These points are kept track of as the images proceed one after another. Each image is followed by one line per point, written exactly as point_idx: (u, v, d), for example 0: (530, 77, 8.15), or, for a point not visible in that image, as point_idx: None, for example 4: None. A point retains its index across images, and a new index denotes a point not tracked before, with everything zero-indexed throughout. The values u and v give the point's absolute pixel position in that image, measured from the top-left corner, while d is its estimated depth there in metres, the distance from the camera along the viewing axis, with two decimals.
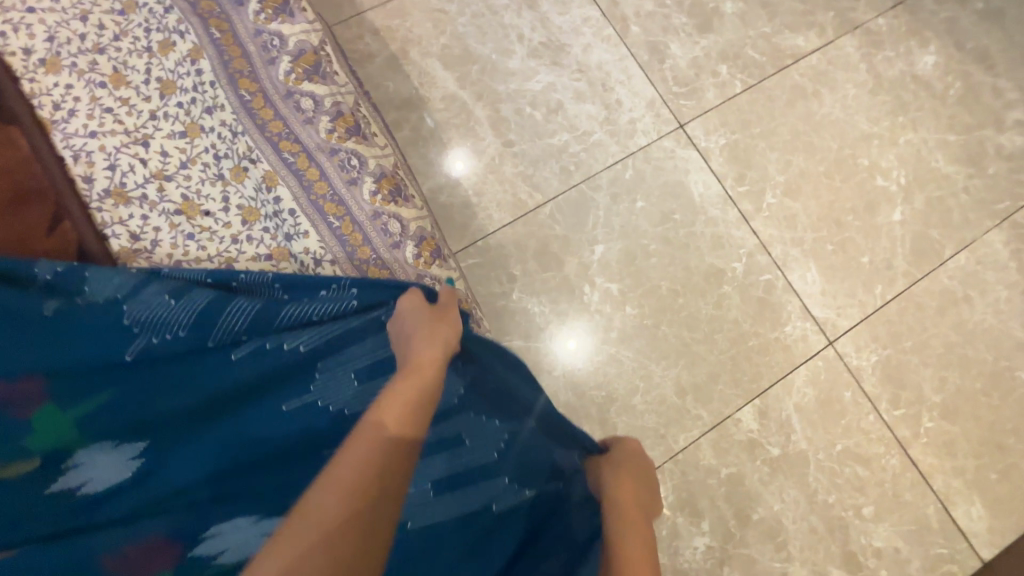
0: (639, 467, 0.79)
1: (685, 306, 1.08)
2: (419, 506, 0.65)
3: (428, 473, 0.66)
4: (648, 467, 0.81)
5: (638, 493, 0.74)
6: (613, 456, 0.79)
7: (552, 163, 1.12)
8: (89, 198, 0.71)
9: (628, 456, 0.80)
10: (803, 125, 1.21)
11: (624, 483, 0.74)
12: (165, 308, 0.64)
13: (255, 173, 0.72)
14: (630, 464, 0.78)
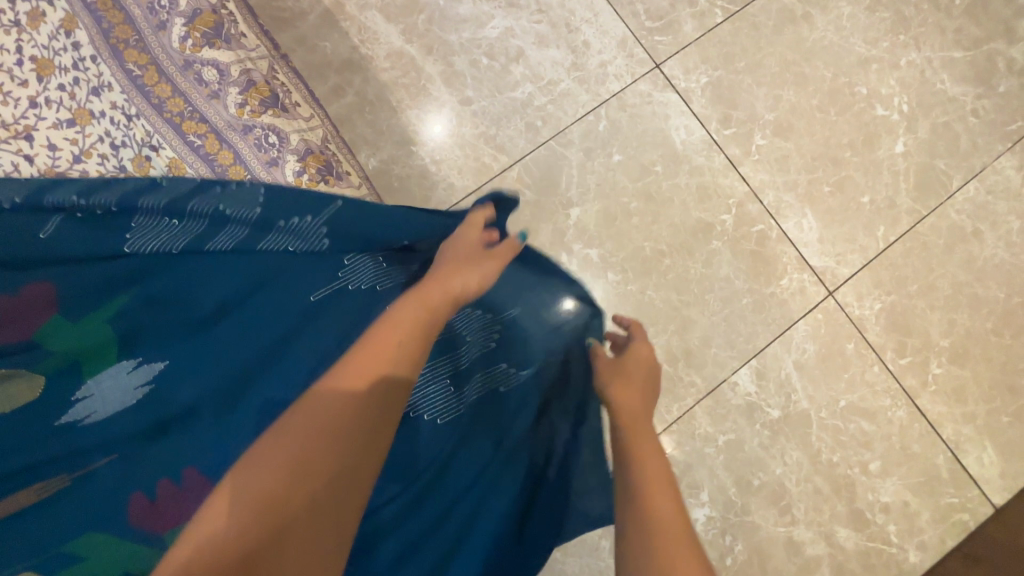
0: (651, 373, 0.76)
1: (672, 268, 1.00)
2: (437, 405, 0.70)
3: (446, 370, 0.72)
4: (658, 375, 0.77)
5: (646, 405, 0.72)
6: (621, 359, 0.77)
7: (516, 120, 1.01)
8: None
9: (640, 364, 0.76)
10: (793, 54, 1.08)
11: (634, 396, 0.71)
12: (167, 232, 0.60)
13: (159, 163, 0.63)
14: (638, 370, 0.75)
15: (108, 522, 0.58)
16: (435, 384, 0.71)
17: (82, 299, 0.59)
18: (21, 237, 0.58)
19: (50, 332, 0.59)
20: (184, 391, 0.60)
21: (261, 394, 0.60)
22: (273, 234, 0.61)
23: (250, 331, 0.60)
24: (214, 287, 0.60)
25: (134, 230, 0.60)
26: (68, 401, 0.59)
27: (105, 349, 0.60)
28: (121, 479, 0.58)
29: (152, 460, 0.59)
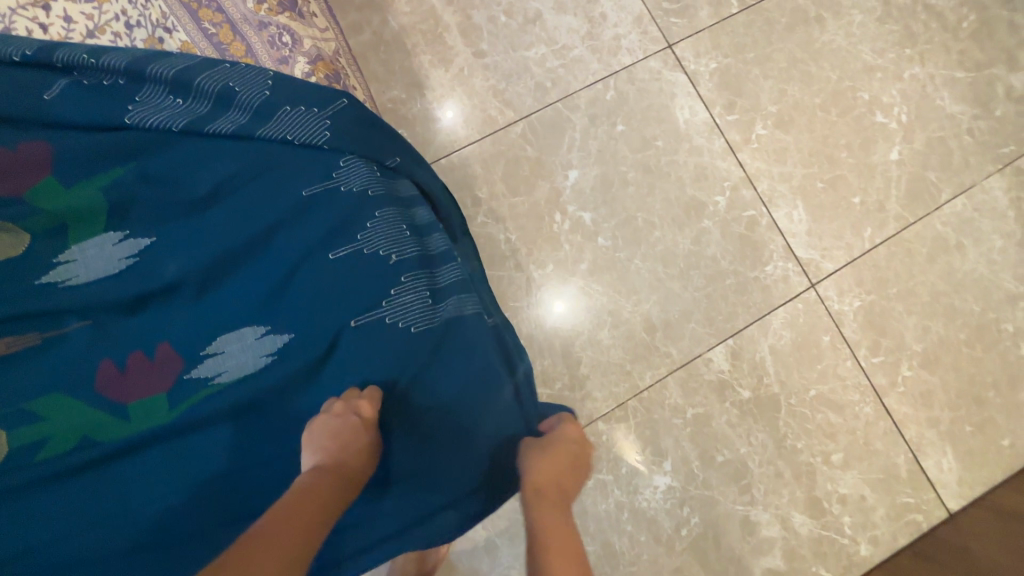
0: (577, 452, 0.67)
1: (660, 240, 1.02)
2: (411, 312, 0.63)
3: (427, 281, 0.66)
4: (583, 455, 0.68)
5: (567, 481, 0.64)
6: (548, 442, 0.66)
7: (526, 78, 1.03)
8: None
9: (568, 443, 0.67)
10: (802, 53, 1.11)
11: (552, 473, 0.63)
12: (171, 107, 0.62)
13: (171, 44, 0.64)
14: (564, 450, 0.66)
15: (74, 384, 0.58)
16: (412, 293, 0.64)
17: (76, 160, 0.60)
18: (27, 90, 0.60)
19: (40, 190, 0.60)
20: (165, 266, 0.60)
21: (239, 279, 0.61)
22: (270, 121, 0.62)
23: (240, 215, 0.61)
24: (208, 166, 0.61)
25: (136, 101, 0.61)
26: (50, 262, 0.60)
27: (94, 215, 0.60)
28: (93, 343, 0.59)
29: (126, 329, 0.60)
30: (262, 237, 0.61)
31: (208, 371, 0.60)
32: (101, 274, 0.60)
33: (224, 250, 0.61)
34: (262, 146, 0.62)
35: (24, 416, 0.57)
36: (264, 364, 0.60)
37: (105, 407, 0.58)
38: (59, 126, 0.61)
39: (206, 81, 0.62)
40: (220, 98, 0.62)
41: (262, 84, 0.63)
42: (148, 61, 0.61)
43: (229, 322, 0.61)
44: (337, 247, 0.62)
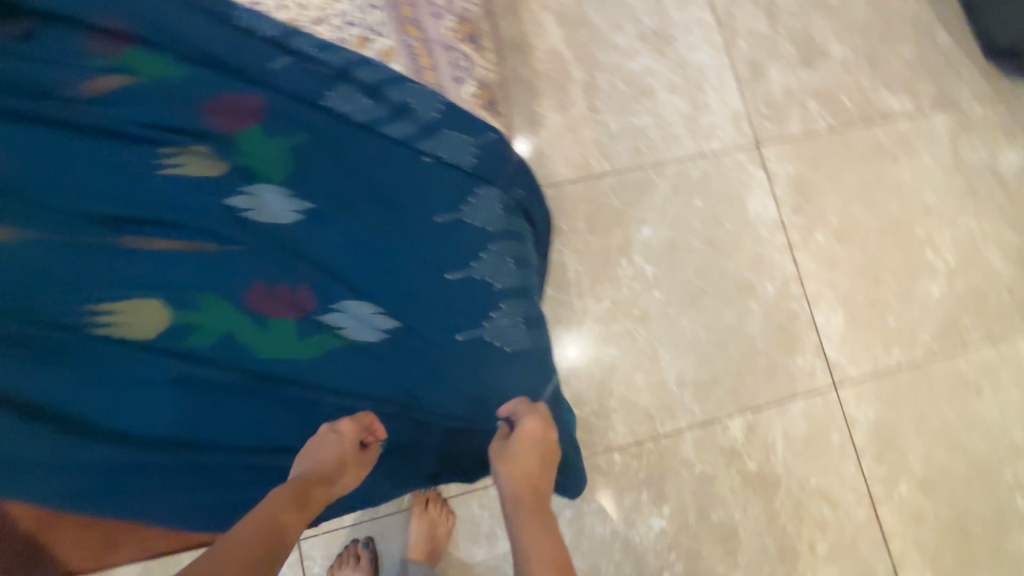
0: (540, 446, 0.66)
1: (708, 308, 1.12)
2: (506, 333, 0.72)
3: (529, 309, 0.75)
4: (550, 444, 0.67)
5: (541, 481, 0.64)
6: (510, 446, 0.66)
7: (627, 140, 1.16)
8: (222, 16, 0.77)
9: (524, 443, 0.66)
10: (872, 181, 1.23)
11: (520, 483, 0.63)
12: (360, 101, 0.75)
13: (376, 45, 0.78)
14: (528, 451, 0.65)
15: (223, 298, 0.70)
16: (512, 318, 0.73)
17: (278, 122, 0.74)
18: (258, 54, 0.74)
19: (241, 135, 0.74)
20: (317, 233, 0.73)
21: (371, 254, 0.73)
22: (432, 138, 0.75)
23: (390, 212, 0.74)
24: (376, 166, 0.74)
25: (336, 89, 0.75)
26: (234, 190, 0.73)
27: (277, 166, 0.74)
28: (244, 272, 0.71)
29: (275, 267, 0.72)
30: (400, 229, 0.73)
31: (327, 322, 0.72)
32: (267, 219, 0.73)
33: (367, 227, 0.73)
34: (419, 157, 0.75)
35: (177, 309, 0.69)
36: (375, 338, 0.71)
37: (236, 326, 0.70)
38: (269, 86, 0.74)
39: (394, 93, 0.75)
40: (398, 110, 0.75)
41: (433, 107, 0.76)
42: (356, 65, 0.76)
43: (353, 294, 0.72)
44: (455, 253, 0.73)
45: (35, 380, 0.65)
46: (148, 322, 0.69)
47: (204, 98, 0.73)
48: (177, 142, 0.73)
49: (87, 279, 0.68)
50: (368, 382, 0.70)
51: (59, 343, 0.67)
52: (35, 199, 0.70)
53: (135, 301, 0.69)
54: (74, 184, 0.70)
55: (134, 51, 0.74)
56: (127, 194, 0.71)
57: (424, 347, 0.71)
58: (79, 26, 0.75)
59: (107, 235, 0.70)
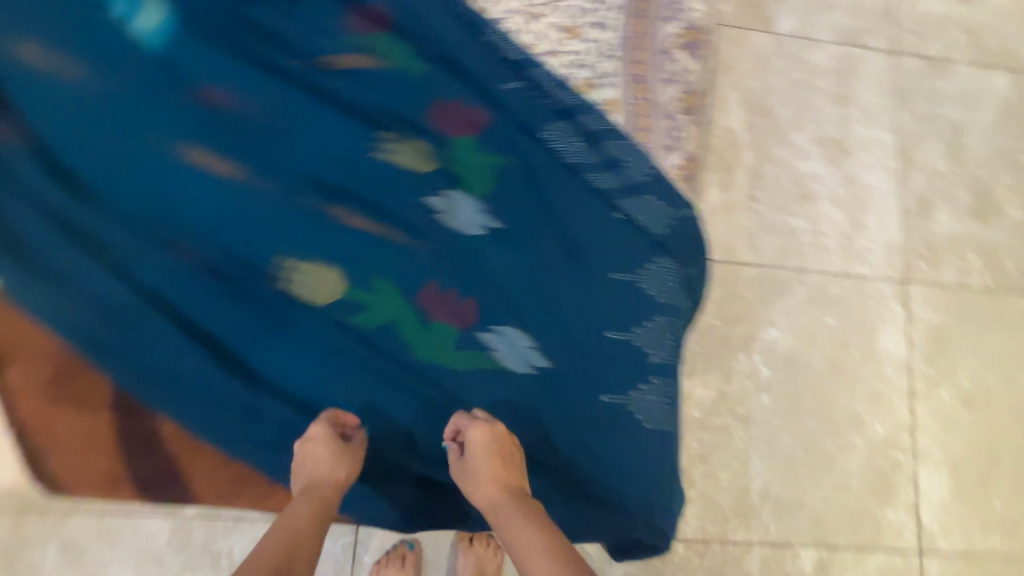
0: (495, 448, 0.66)
1: (812, 430, 1.08)
2: (649, 407, 0.72)
3: (674, 392, 0.74)
4: (507, 446, 0.67)
5: (513, 483, 0.66)
6: (466, 461, 0.66)
7: (777, 238, 1.15)
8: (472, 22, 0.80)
9: (478, 455, 0.66)
10: (1015, 354, 1.17)
11: (491, 491, 0.65)
12: (575, 144, 0.76)
13: (602, 92, 0.79)
14: (485, 461, 0.65)
15: (399, 290, 0.72)
16: (657, 395, 0.73)
17: (492, 139, 0.76)
18: (496, 72, 0.77)
19: (456, 141, 0.76)
20: (497, 254, 0.75)
21: (543, 291, 0.74)
22: (633, 197, 0.76)
23: (571, 256, 0.75)
24: (571, 208, 0.75)
25: (557, 127, 0.77)
26: (434, 191, 0.75)
27: (480, 179, 0.76)
28: (422, 271, 0.73)
29: (452, 276, 0.74)
30: (576, 274, 0.74)
31: (482, 341, 0.73)
32: (456, 228, 0.75)
33: (547, 264, 0.74)
34: (613, 211, 0.75)
35: (353, 285, 0.72)
36: (523, 371, 0.72)
37: (400, 318, 0.72)
38: (496, 104, 0.77)
39: (609, 145, 0.77)
40: (609, 162, 0.76)
41: (642, 168, 0.76)
42: (584, 110, 0.78)
43: (514, 322, 0.73)
44: (623, 315, 0.73)
45: (218, 314, 0.69)
46: (324, 289, 0.71)
47: (434, 98, 0.76)
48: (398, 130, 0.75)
49: (285, 235, 0.71)
50: (504, 410, 0.71)
51: (245, 286, 0.70)
52: (261, 146, 0.73)
53: (319, 266, 0.72)
54: (299, 143, 0.73)
55: (382, 33, 0.77)
56: (342, 166, 0.74)
57: (567, 394, 0.72)
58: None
59: (314, 198, 0.73)
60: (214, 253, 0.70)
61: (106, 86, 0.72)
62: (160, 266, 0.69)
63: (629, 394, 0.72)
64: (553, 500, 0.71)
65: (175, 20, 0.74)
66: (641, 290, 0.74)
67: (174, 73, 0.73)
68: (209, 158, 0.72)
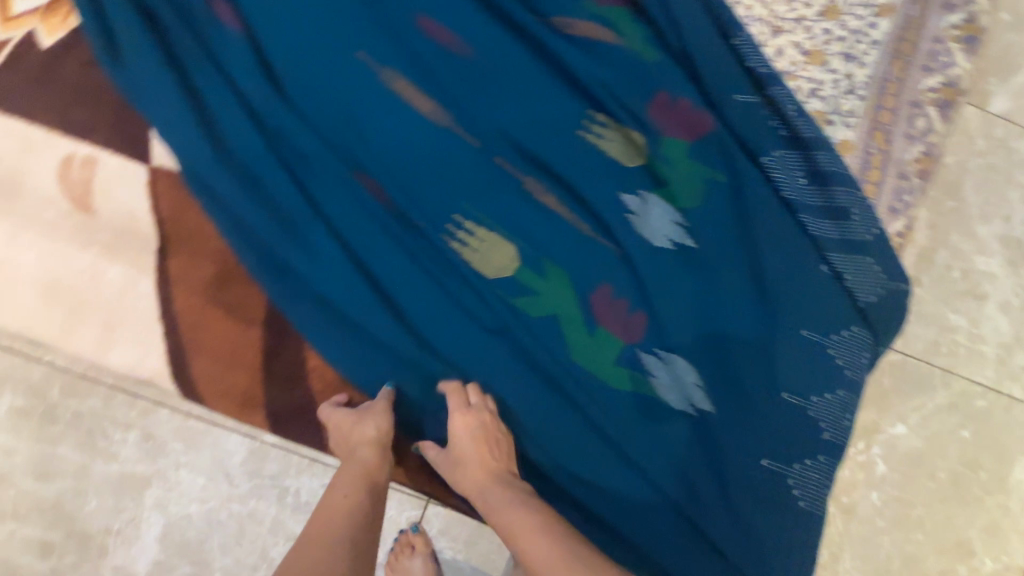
0: (479, 434, 0.62)
1: (914, 543, 0.99)
2: (809, 485, 0.65)
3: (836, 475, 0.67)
4: (486, 434, 0.63)
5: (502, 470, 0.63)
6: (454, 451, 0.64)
7: (930, 330, 1.03)
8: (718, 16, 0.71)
9: (461, 442, 0.63)
10: None
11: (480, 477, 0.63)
12: (797, 182, 0.69)
13: (836, 131, 0.72)
14: (471, 446, 0.62)
15: (572, 286, 0.67)
16: (821, 474, 0.65)
17: (708, 151, 0.69)
18: (732, 80, 0.70)
19: (669, 141, 0.69)
20: (685, 277, 0.67)
21: (725, 329, 0.67)
22: (848, 253, 0.68)
23: (762, 299, 0.68)
24: (776, 248, 0.68)
25: (783, 159, 0.70)
26: (632, 190, 0.69)
27: (688, 191, 0.69)
28: (601, 269, 0.67)
29: (629, 286, 0.67)
30: (762, 320, 0.67)
31: (643, 364, 0.67)
32: (645, 236, 0.68)
33: (734, 301, 0.67)
34: (822, 264, 0.68)
35: (526, 266, 0.66)
36: (680, 408, 0.67)
37: (566, 316, 0.66)
38: (724, 115, 0.70)
39: (839, 193, 0.68)
40: (834, 211, 0.69)
41: (869, 226, 0.68)
42: (822, 146, 0.69)
43: (685, 354, 0.67)
44: (804, 378, 0.66)
45: (387, 257, 0.64)
46: (496, 261, 0.66)
47: (660, 90, 0.69)
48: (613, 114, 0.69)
49: (472, 198, 0.66)
50: (653, 441, 0.65)
51: (420, 241, 0.66)
52: (471, 90, 0.68)
53: (497, 239, 0.66)
54: (511, 98, 0.68)
55: (620, 9, 0.71)
56: (546, 141, 0.68)
57: (724, 445, 0.65)
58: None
59: (511, 163, 0.67)
60: (397, 192, 0.65)
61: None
62: (342, 190, 0.65)
63: (790, 464, 0.65)
64: (672, 549, 0.65)
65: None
66: (830, 356, 0.67)
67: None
68: (416, 88, 0.67)
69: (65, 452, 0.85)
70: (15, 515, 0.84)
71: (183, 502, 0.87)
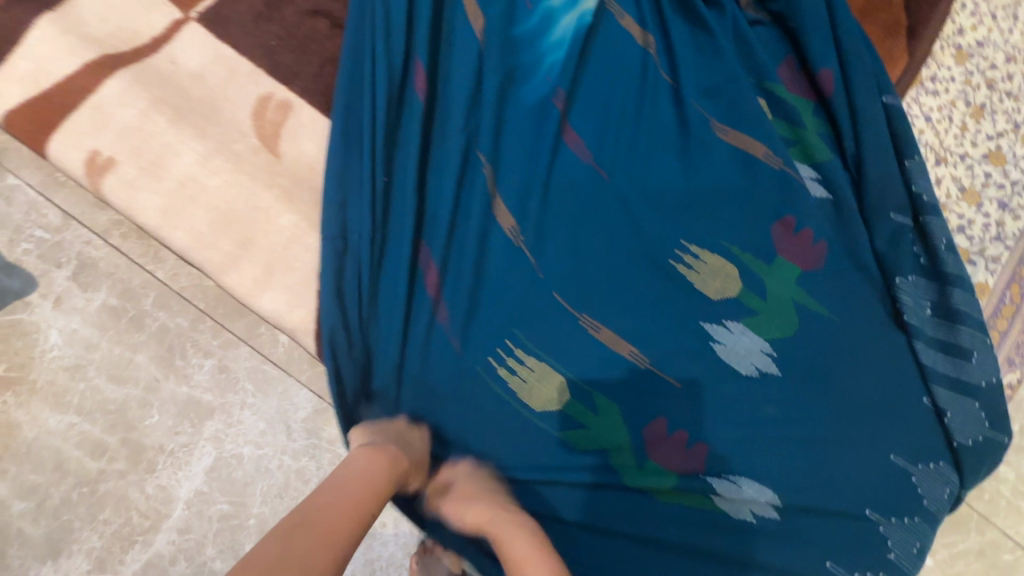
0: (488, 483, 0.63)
1: None
2: None
3: None
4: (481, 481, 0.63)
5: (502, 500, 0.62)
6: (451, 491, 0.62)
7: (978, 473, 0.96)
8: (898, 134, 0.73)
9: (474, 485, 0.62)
10: None
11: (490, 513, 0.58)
12: (921, 308, 0.71)
13: (975, 271, 0.75)
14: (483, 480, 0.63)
15: (687, 349, 0.68)
16: None
17: (842, 255, 0.72)
18: (889, 196, 0.72)
19: (747, 294, 0.70)
20: (789, 372, 0.69)
21: (822, 426, 0.68)
22: (952, 390, 0.70)
23: (861, 410, 0.69)
24: (889, 364, 0.70)
25: (914, 284, 0.71)
26: (767, 274, 0.71)
27: (780, 322, 0.70)
28: (654, 406, 0.66)
29: (740, 366, 0.68)
30: (854, 430, 0.68)
31: (711, 483, 0.66)
32: (766, 321, 0.70)
33: (834, 406, 0.69)
34: (922, 394, 0.70)
35: (647, 324, 0.68)
36: (741, 517, 0.66)
37: (693, 377, 0.68)
38: (873, 227, 0.72)
39: (962, 332, 0.69)
40: (954, 347, 0.70)
41: (985, 374, 0.69)
42: (958, 284, 0.70)
43: (753, 468, 0.67)
44: (885, 495, 0.67)
45: (435, 364, 0.65)
46: (543, 396, 0.65)
47: (791, 214, 0.71)
48: (695, 267, 0.70)
49: (613, 245, 0.68)
50: (729, 518, 0.66)
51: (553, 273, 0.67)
52: (606, 163, 0.69)
53: (546, 369, 0.65)
54: (597, 236, 0.68)
55: (805, 101, 0.74)
56: (694, 211, 0.70)
57: (796, 535, 0.66)
58: (731, 105, 0.72)
59: (571, 301, 0.67)
60: (453, 304, 0.65)
61: (484, 70, 0.68)
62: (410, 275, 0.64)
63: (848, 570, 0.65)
64: None
65: (586, 39, 0.70)
66: (910, 480, 0.68)
67: (540, 101, 0.69)
68: (510, 204, 0.67)
69: (143, 361, 0.86)
70: (78, 409, 0.84)
71: (238, 441, 0.87)
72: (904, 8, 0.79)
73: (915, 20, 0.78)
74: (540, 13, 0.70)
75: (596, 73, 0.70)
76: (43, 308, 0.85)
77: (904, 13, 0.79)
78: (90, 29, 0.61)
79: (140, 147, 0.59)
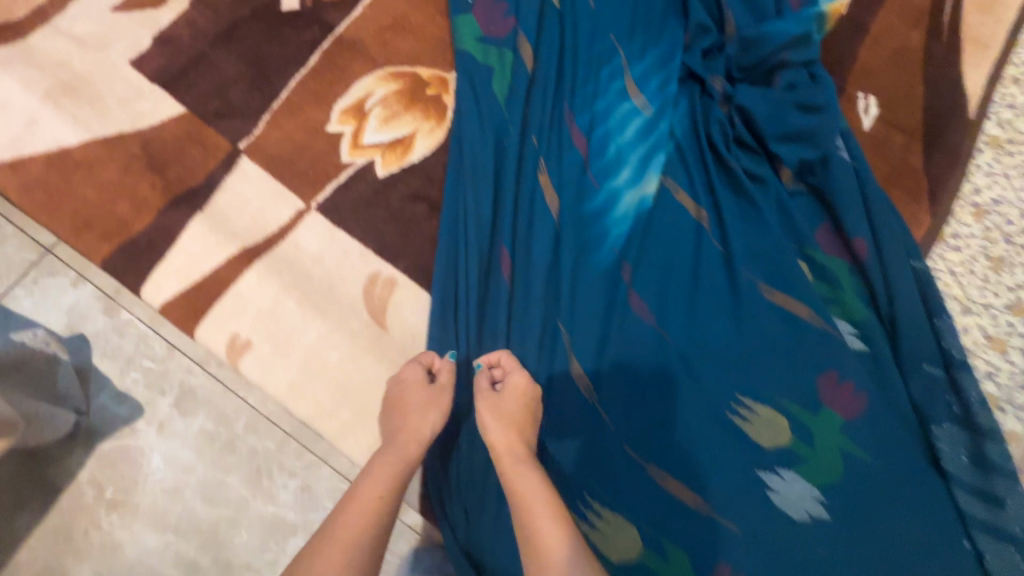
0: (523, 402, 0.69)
1: None
2: None
3: None
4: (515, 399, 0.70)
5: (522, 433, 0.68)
6: (503, 396, 0.69)
7: None
8: (928, 295, 0.81)
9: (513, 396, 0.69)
10: None
11: (514, 441, 0.67)
12: (958, 458, 0.77)
13: (1004, 416, 0.82)
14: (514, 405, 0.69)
15: (743, 497, 0.75)
16: None
17: (882, 404, 0.78)
18: (923, 354, 0.79)
19: (796, 443, 0.77)
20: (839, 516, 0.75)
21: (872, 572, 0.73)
22: (993, 537, 0.75)
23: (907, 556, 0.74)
24: (933, 510, 0.75)
25: (949, 434, 0.78)
26: (813, 424, 0.78)
27: (825, 471, 0.76)
28: (716, 554, 0.73)
29: (793, 516, 0.75)
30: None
31: None
32: (814, 471, 0.76)
33: (882, 552, 0.74)
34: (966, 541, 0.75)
35: (707, 474, 0.75)
36: None
37: (749, 522, 0.74)
38: (909, 380, 0.79)
39: (997, 482, 0.76)
40: (989, 495, 0.76)
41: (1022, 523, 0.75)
42: (991, 438, 0.76)
43: None
44: None
45: None
46: (620, 546, 0.73)
47: (833, 368, 0.79)
48: (748, 418, 0.77)
49: (675, 398, 0.76)
50: None
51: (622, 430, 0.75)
52: (667, 323, 0.78)
53: (620, 520, 0.74)
54: (661, 393, 0.76)
55: (842, 262, 0.82)
56: (744, 368, 0.79)
57: None
58: (774, 271, 0.80)
59: (640, 454, 0.75)
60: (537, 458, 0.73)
61: (558, 247, 0.77)
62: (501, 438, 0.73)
63: None
64: None
65: (646, 215, 0.80)
66: None
67: (606, 271, 0.78)
68: (584, 366, 0.75)
69: (234, 482, 0.94)
70: (175, 528, 0.91)
71: None
72: (926, 171, 0.87)
73: (938, 182, 0.87)
74: (605, 192, 0.80)
75: (656, 245, 0.79)
76: (147, 434, 0.94)
77: (927, 175, 0.87)
78: (232, 223, 0.73)
79: (274, 328, 0.69)
